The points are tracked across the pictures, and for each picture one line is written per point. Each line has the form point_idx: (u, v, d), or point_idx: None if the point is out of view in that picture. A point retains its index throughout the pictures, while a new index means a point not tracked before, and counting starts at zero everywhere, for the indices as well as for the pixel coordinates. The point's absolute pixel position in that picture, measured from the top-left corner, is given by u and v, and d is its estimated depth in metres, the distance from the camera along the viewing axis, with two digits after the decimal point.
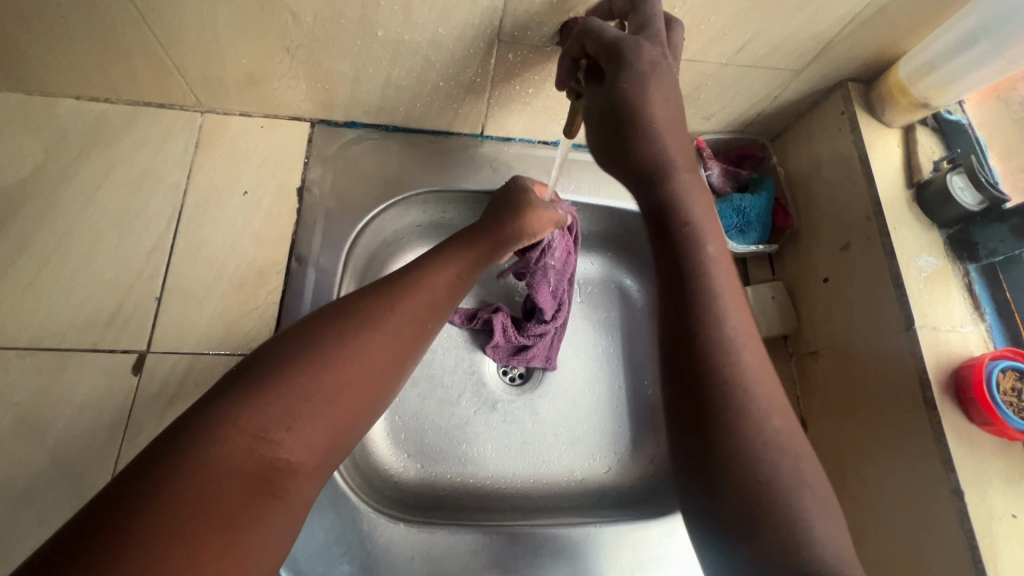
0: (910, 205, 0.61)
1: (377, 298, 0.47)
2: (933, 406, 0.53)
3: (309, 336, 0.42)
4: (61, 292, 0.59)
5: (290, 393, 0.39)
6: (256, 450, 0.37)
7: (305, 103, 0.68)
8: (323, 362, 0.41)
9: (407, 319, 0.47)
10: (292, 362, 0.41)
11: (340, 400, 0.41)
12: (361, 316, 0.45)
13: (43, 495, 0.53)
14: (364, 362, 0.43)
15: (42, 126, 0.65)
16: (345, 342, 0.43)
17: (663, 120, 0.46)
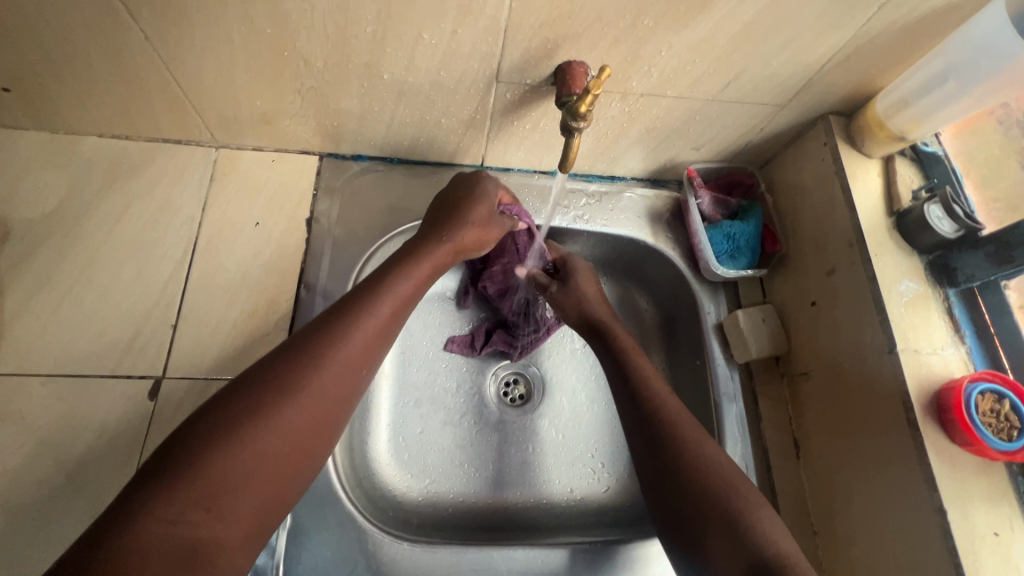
0: (891, 233, 0.64)
1: (299, 358, 0.48)
2: (915, 427, 0.55)
3: (228, 412, 0.43)
4: (82, 320, 0.62)
5: (212, 475, 0.40)
6: (171, 534, 0.38)
7: (315, 138, 0.72)
8: (239, 435, 0.42)
9: (332, 377, 0.48)
10: (211, 440, 0.42)
11: (262, 470, 0.43)
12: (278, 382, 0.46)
13: (62, 516, 0.55)
14: (286, 428, 0.45)
15: (67, 162, 0.69)
16: (262, 412, 0.44)
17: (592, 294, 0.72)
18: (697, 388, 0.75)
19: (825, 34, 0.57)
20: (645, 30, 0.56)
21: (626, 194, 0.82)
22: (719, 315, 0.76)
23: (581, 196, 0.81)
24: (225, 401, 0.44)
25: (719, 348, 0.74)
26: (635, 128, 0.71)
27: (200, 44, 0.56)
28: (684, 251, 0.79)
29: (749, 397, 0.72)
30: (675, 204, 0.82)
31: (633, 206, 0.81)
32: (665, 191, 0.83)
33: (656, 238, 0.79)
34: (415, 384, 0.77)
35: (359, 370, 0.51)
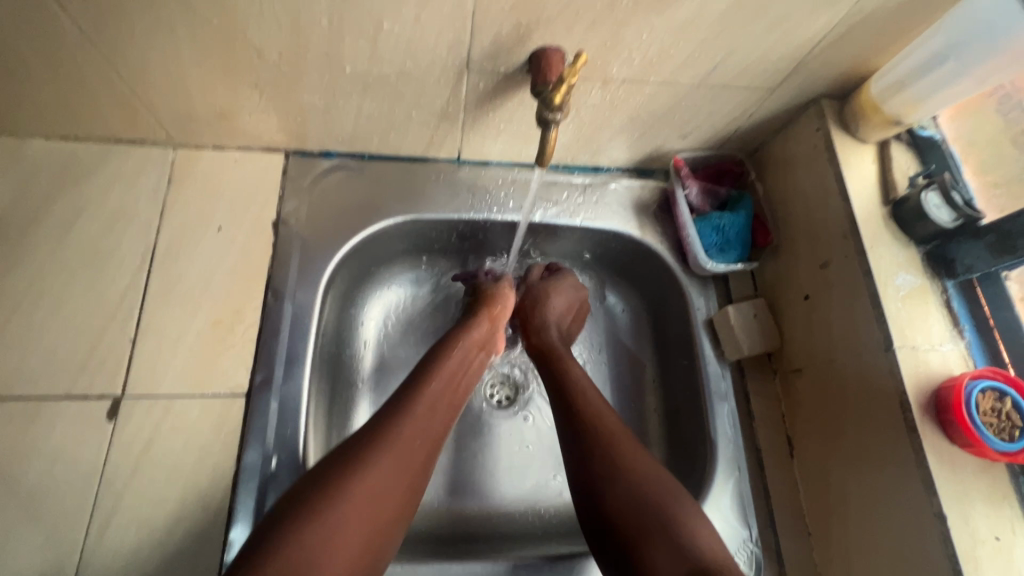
0: (887, 222, 0.61)
1: (370, 428, 0.50)
2: (913, 428, 0.52)
3: (303, 502, 0.44)
4: (32, 337, 0.59)
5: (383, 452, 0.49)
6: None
7: (279, 134, 0.68)
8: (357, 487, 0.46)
9: (409, 445, 0.50)
10: (307, 515, 0.43)
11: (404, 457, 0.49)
12: (364, 458, 0.48)
13: (15, 548, 0.51)
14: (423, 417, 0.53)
15: (11, 167, 0.64)
16: (353, 482, 0.46)
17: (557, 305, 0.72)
18: (687, 389, 0.73)
19: (816, 13, 0.53)
20: (623, 12, 0.51)
21: (611, 185, 0.78)
22: (709, 310, 0.73)
23: (564, 189, 0.77)
24: (298, 489, 0.46)
25: (709, 345, 0.71)
26: (617, 118, 0.67)
27: (142, 37, 0.52)
28: (672, 244, 0.76)
29: (741, 395, 0.69)
30: (662, 194, 0.78)
31: (618, 197, 0.77)
32: (652, 180, 0.79)
33: (643, 231, 0.76)
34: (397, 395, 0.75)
35: (420, 445, 0.51)
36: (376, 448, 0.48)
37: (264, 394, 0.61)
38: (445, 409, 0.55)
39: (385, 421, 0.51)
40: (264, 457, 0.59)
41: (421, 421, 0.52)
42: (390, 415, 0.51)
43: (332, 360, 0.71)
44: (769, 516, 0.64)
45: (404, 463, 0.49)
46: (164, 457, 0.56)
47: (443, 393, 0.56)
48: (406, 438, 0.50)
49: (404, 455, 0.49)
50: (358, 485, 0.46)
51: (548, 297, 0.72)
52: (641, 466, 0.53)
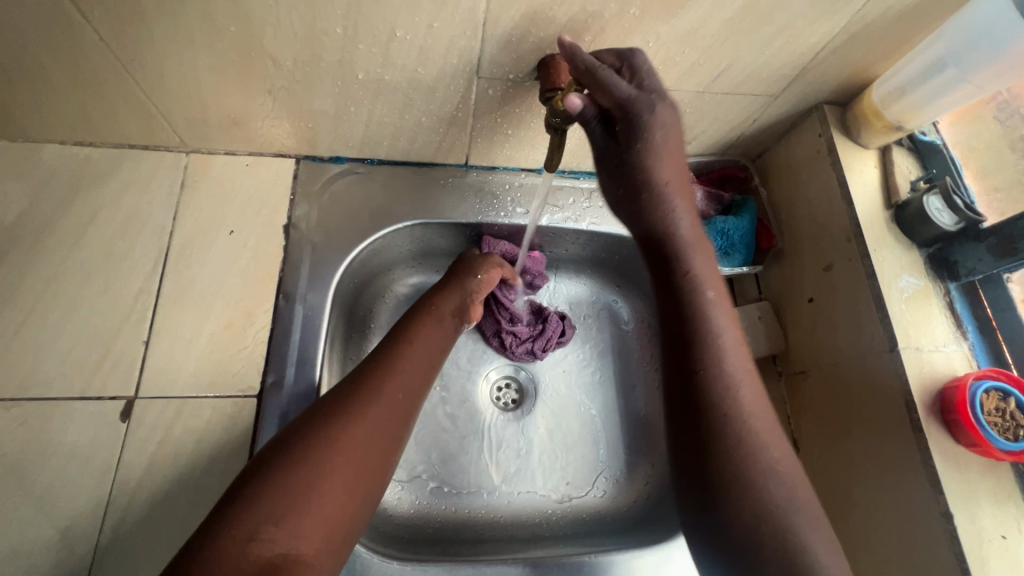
0: (890, 226, 0.62)
1: (350, 381, 0.50)
2: (918, 428, 0.53)
3: (288, 449, 0.43)
4: (47, 340, 0.59)
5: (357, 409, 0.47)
6: (250, 553, 0.37)
7: (290, 140, 0.69)
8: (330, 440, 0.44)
9: (387, 394, 0.49)
10: (289, 460, 0.42)
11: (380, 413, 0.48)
12: (345, 407, 0.47)
13: (29, 548, 0.52)
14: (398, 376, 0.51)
15: (27, 172, 0.65)
16: (335, 428, 0.45)
17: (670, 179, 0.51)
18: None
19: (818, 21, 0.54)
20: (631, 21, 0.53)
21: None
22: None
23: (569, 193, 0.78)
24: (281, 440, 0.44)
25: None
26: None
27: (160, 44, 0.53)
28: None
29: None
30: None
31: None
32: None
33: None
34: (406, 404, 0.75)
35: (401, 398, 0.50)
36: (357, 399, 0.48)
37: (275, 396, 0.61)
38: (425, 366, 0.55)
39: (366, 375, 0.50)
40: None
41: (401, 375, 0.52)
42: (370, 369, 0.51)
43: (341, 362, 0.72)
44: None
45: (381, 410, 0.48)
46: (176, 458, 0.57)
47: (422, 350, 0.56)
48: (386, 388, 0.50)
49: (382, 404, 0.48)
50: (341, 430, 0.45)
51: (653, 144, 0.49)
52: (748, 403, 0.47)
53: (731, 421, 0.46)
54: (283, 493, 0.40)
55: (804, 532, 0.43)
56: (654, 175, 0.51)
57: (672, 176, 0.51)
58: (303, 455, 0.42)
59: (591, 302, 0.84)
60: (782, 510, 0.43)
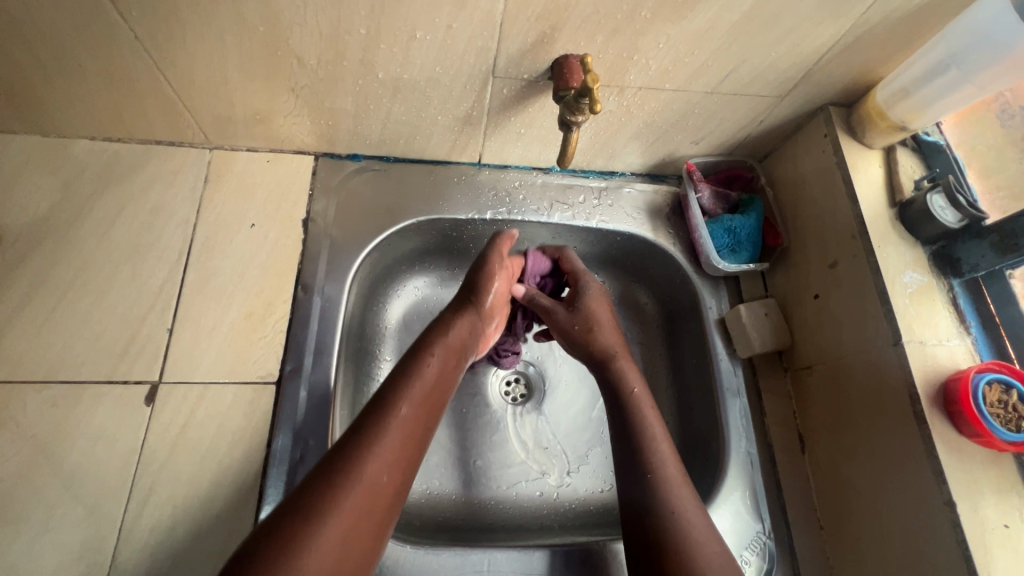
0: (894, 223, 0.63)
1: (325, 469, 0.46)
2: (922, 419, 0.54)
3: (258, 570, 0.38)
4: (76, 325, 0.62)
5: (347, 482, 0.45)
6: None
7: (310, 137, 0.71)
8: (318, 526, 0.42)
9: (367, 487, 0.46)
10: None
11: (370, 488, 0.46)
12: (322, 506, 0.43)
13: (58, 524, 0.54)
14: (392, 443, 0.49)
15: (60, 167, 0.68)
16: (309, 537, 0.41)
17: (597, 291, 0.70)
18: (699, 385, 0.75)
19: (823, 24, 0.56)
20: (642, 22, 0.55)
21: (625, 189, 0.81)
22: (721, 310, 0.76)
23: (580, 191, 0.80)
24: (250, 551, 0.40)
25: (722, 344, 0.74)
26: (635, 122, 0.70)
27: (190, 43, 0.55)
28: (684, 246, 0.79)
29: (752, 391, 0.72)
30: (675, 198, 0.81)
31: (633, 200, 0.81)
32: (665, 185, 0.83)
33: (656, 234, 0.79)
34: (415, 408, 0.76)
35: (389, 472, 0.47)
36: (333, 493, 0.44)
37: (295, 382, 0.63)
38: (414, 437, 0.51)
39: (342, 459, 0.46)
40: (294, 441, 0.61)
41: (391, 443, 0.49)
42: (347, 451, 0.47)
43: (356, 354, 0.74)
44: (781, 509, 0.66)
45: (358, 505, 0.45)
46: (198, 440, 0.59)
47: (417, 408, 0.53)
48: (365, 476, 0.46)
49: (360, 497, 0.45)
50: (325, 521, 0.42)
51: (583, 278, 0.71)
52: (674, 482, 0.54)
53: (654, 501, 0.53)
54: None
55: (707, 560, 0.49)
56: (592, 317, 0.68)
57: (599, 292, 0.70)
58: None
59: None
60: (692, 534, 0.51)
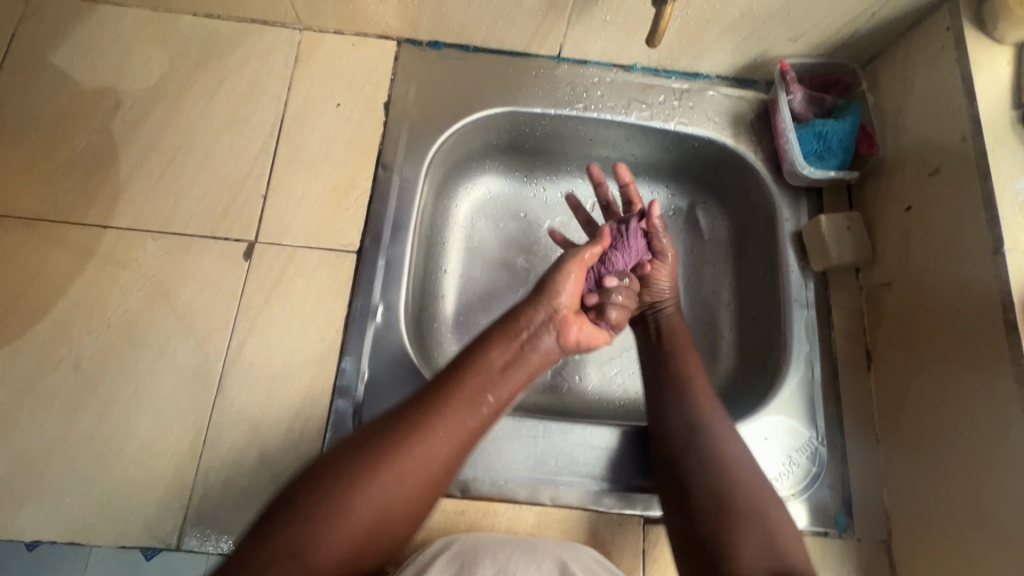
0: (1017, 127, 0.57)
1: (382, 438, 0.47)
2: (1014, 327, 0.51)
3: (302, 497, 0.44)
4: (184, 184, 0.68)
5: (400, 445, 0.46)
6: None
7: (394, 19, 0.72)
8: (362, 480, 0.44)
9: (406, 476, 0.46)
10: (284, 550, 0.41)
11: (415, 470, 0.46)
12: (369, 478, 0.44)
13: (174, 351, 0.62)
14: (451, 426, 0.49)
15: (169, 41, 0.73)
16: (330, 520, 0.43)
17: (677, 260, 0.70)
18: (767, 298, 0.74)
19: None
20: None
21: (709, 92, 0.77)
22: (798, 223, 0.73)
23: (660, 92, 0.77)
24: (267, 534, 0.42)
25: (794, 257, 0.72)
26: (730, 11, 0.66)
27: None
28: (767, 155, 0.75)
29: (822, 306, 0.70)
30: (762, 105, 0.77)
31: (717, 104, 0.77)
32: (752, 91, 0.78)
33: (737, 141, 0.76)
34: (477, 300, 0.78)
35: (444, 445, 0.48)
36: (381, 460, 0.45)
37: (373, 252, 0.67)
38: (476, 423, 0.50)
39: (392, 438, 0.47)
40: (371, 304, 0.65)
41: (449, 427, 0.48)
42: (400, 432, 0.47)
43: (428, 242, 0.77)
44: (837, 419, 0.66)
45: (399, 494, 0.45)
46: (289, 294, 0.65)
47: (481, 390, 0.51)
48: (417, 460, 0.46)
49: (396, 486, 0.45)
50: (368, 481, 0.44)
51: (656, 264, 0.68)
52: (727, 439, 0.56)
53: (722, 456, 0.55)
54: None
55: (752, 544, 0.48)
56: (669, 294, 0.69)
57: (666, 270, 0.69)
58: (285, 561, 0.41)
59: (668, 211, 0.85)
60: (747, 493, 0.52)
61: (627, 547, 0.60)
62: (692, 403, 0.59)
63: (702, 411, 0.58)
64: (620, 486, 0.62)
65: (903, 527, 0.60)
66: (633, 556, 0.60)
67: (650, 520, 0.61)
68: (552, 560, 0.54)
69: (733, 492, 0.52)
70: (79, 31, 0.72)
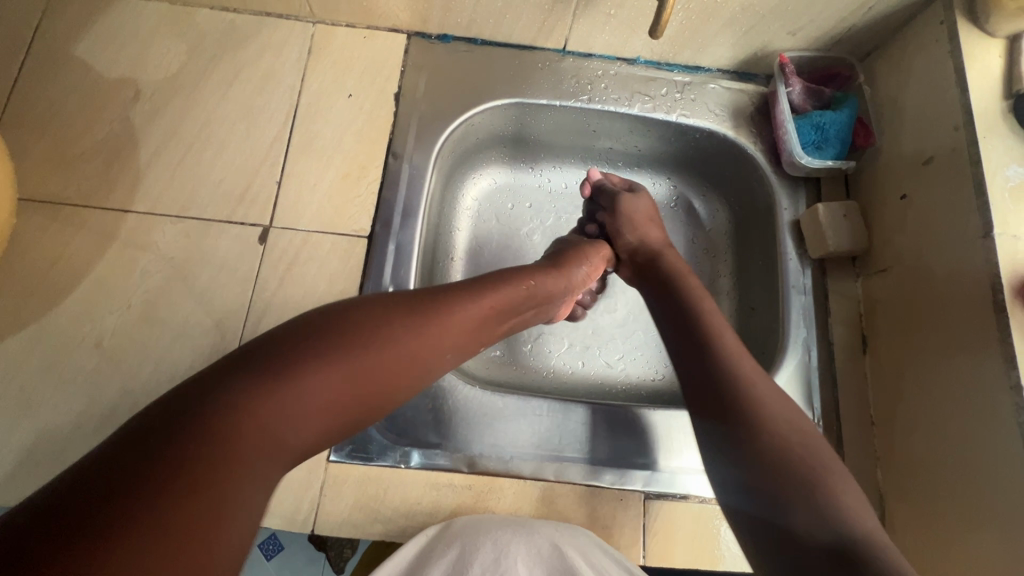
0: (1006, 116, 0.59)
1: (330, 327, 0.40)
2: (1001, 308, 0.53)
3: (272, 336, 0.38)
4: (202, 171, 0.70)
5: (357, 333, 0.41)
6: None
7: (405, 13, 0.74)
8: (319, 358, 0.38)
9: (362, 373, 0.39)
10: (214, 439, 0.32)
11: (382, 361, 0.41)
12: (351, 326, 0.40)
13: (192, 331, 0.64)
14: (423, 331, 0.44)
15: (187, 33, 0.75)
16: (252, 414, 0.34)
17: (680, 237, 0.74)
18: (765, 285, 0.76)
19: None
20: None
21: (710, 85, 0.79)
22: (796, 212, 0.75)
23: (663, 84, 0.79)
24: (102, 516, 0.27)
25: (792, 245, 0.74)
26: (730, 5, 0.68)
27: None
28: (766, 146, 0.77)
29: (819, 292, 0.72)
30: (762, 98, 0.79)
31: (718, 97, 0.79)
32: (753, 84, 0.80)
33: (737, 132, 0.78)
34: None
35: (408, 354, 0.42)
36: (347, 330, 0.40)
37: (384, 237, 0.70)
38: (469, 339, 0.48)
39: (357, 323, 0.41)
40: (381, 287, 0.68)
41: (427, 330, 0.44)
42: (369, 317, 0.42)
43: (436, 230, 0.79)
44: (833, 401, 0.68)
45: (348, 386, 0.38)
46: (302, 277, 0.67)
47: (477, 310, 0.49)
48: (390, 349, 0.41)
49: (342, 375, 0.38)
50: (323, 353, 0.38)
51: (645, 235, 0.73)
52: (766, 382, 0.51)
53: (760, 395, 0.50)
54: (208, 483, 0.31)
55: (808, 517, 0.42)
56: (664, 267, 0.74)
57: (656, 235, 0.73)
58: (233, 425, 0.33)
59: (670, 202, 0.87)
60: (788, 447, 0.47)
61: (628, 522, 0.62)
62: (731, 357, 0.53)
63: (728, 364, 0.52)
64: (608, 459, 0.64)
65: (895, 505, 0.62)
66: (634, 530, 0.62)
67: (651, 496, 0.63)
68: (544, 537, 0.57)
69: (782, 452, 0.46)
70: (101, 23, 0.75)
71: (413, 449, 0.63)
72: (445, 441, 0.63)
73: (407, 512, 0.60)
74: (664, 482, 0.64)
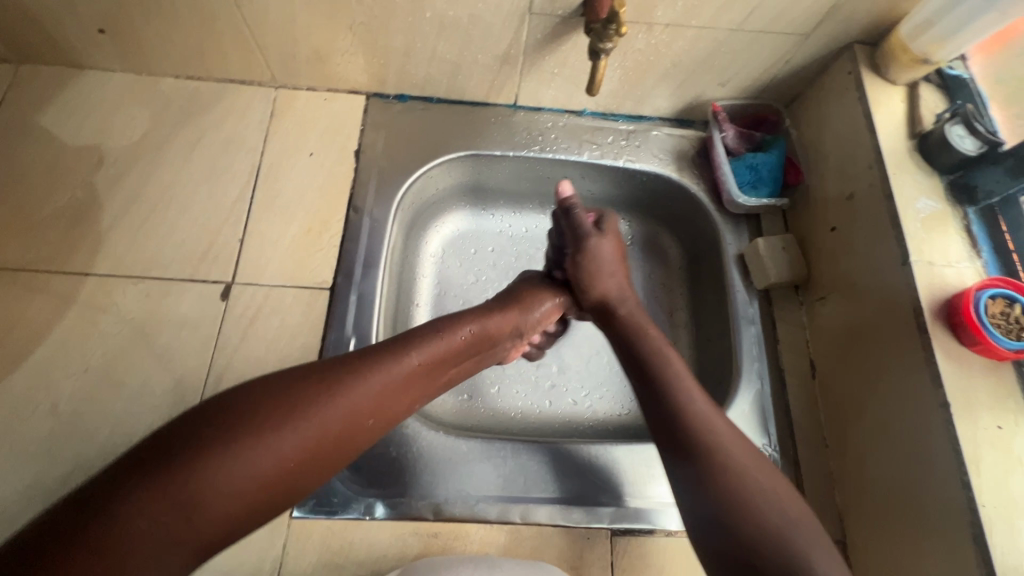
0: (912, 155, 0.66)
1: (313, 381, 0.47)
2: (924, 330, 0.57)
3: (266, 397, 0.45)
4: (164, 233, 0.72)
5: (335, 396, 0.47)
6: None
7: (363, 76, 0.79)
8: (281, 425, 0.44)
9: (319, 428, 0.45)
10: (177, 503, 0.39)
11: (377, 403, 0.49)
12: (336, 382, 0.48)
13: (151, 391, 0.64)
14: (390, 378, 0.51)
15: (151, 102, 0.78)
16: (222, 469, 0.41)
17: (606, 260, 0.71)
18: (718, 317, 0.80)
19: None
20: None
21: (653, 132, 0.85)
22: (740, 247, 0.79)
23: (608, 134, 0.85)
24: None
25: (739, 278, 0.78)
26: (662, 61, 0.74)
27: None
28: (708, 187, 0.82)
29: (767, 321, 0.76)
30: (701, 142, 0.85)
31: (661, 143, 0.84)
32: (692, 129, 0.86)
33: (681, 175, 0.83)
34: None
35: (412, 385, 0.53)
36: (337, 384, 0.48)
37: (346, 288, 0.71)
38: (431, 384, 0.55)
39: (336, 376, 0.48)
40: (344, 337, 0.69)
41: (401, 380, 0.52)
42: (335, 375, 0.48)
43: (400, 279, 0.81)
44: (788, 428, 0.70)
45: (316, 439, 0.45)
46: (265, 331, 0.68)
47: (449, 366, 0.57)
48: (371, 387, 0.49)
49: (336, 412, 0.46)
50: (313, 404, 0.46)
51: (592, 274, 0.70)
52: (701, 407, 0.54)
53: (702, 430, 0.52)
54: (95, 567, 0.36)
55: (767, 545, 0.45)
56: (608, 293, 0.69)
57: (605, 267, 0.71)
58: (165, 518, 0.39)
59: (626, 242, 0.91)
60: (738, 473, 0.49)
61: (597, 561, 0.62)
62: (717, 461, 0.50)
63: (698, 463, 0.50)
64: (577, 499, 0.65)
65: (854, 528, 0.64)
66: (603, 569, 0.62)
67: (617, 534, 0.63)
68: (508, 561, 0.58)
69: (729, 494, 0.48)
70: (63, 95, 0.77)
71: (378, 500, 0.62)
72: (409, 490, 0.63)
73: (373, 564, 0.60)
74: (630, 519, 0.64)
